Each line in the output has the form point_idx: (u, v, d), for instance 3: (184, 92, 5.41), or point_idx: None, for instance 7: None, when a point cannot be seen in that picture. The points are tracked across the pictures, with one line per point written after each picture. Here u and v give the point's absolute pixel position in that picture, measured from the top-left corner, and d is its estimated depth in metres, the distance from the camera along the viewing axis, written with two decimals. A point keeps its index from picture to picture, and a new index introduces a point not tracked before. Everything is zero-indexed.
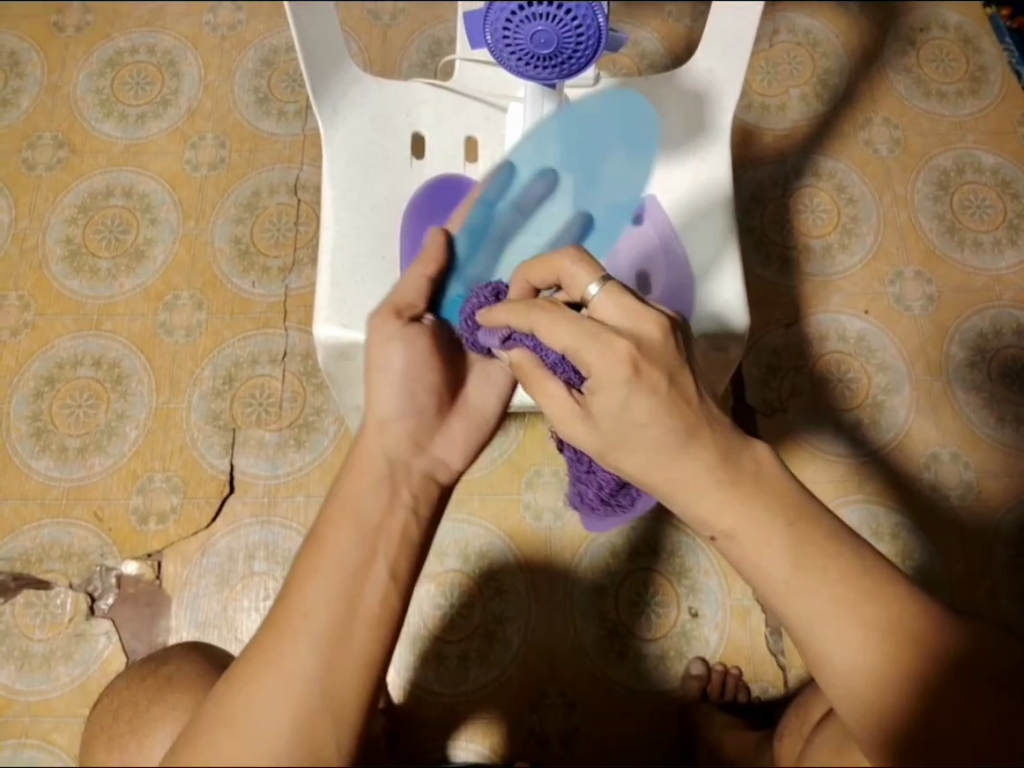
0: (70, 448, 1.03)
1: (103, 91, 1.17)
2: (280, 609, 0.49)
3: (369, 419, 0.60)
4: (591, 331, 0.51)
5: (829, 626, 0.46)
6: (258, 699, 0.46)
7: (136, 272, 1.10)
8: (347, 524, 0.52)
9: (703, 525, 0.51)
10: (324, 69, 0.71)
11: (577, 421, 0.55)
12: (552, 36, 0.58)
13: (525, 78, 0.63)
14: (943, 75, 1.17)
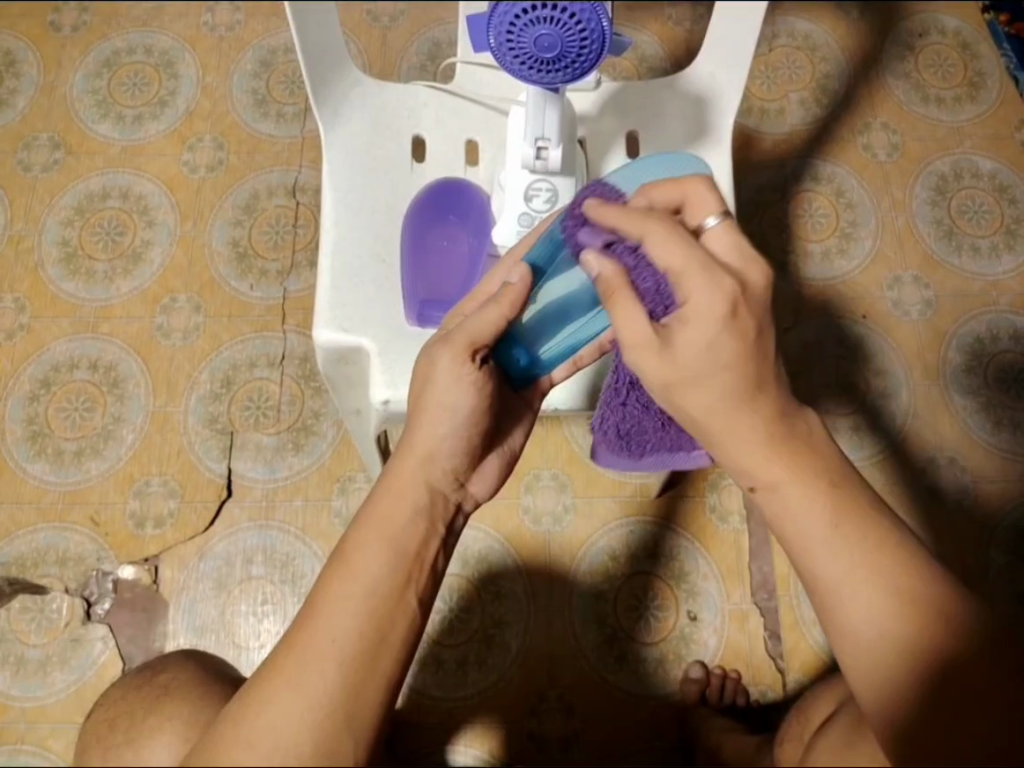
0: (67, 452, 1.02)
1: (100, 92, 1.17)
2: (299, 628, 0.50)
3: (417, 446, 0.57)
4: (703, 261, 0.48)
5: (847, 588, 0.48)
6: (276, 718, 0.47)
7: (132, 275, 1.09)
8: (371, 545, 0.52)
9: (746, 476, 0.52)
10: (326, 71, 0.71)
11: (648, 350, 0.49)
12: (556, 40, 0.58)
13: (528, 81, 0.63)
14: (941, 79, 1.18)
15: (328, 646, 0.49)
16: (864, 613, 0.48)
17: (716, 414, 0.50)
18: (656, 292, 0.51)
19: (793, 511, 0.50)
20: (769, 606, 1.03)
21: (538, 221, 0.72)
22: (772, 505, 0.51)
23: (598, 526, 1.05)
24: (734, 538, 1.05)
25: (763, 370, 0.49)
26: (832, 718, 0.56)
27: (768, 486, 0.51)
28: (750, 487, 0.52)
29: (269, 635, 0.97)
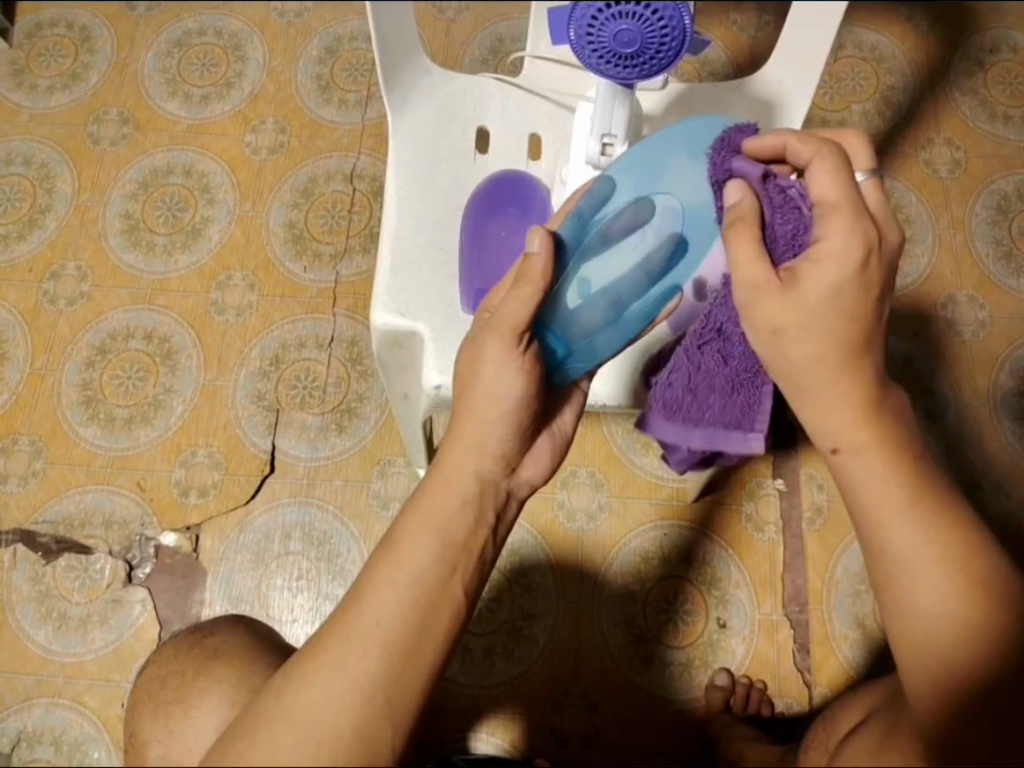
0: (118, 419, 1.05)
1: (170, 70, 1.20)
2: (344, 610, 0.51)
3: (467, 437, 0.57)
4: (858, 206, 0.50)
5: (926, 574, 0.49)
6: (319, 695, 0.48)
7: (191, 249, 1.12)
8: (421, 532, 0.53)
9: (829, 437, 0.52)
10: (397, 61, 0.71)
11: (771, 289, 0.50)
12: (636, 36, 0.59)
13: (606, 76, 0.63)
14: (1010, 98, 1.15)
15: (377, 628, 0.50)
16: (932, 600, 0.49)
17: (817, 377, 0.51)
18: (790, 237, 0.53)
19: (869, 478, 0.51)
20: (800, 618, 1.02)
21: None
22: (848, 471, 0.52)
23: (632, 526, 1.05)
24: (768, 549, 1.05)
25: (875, 327, 0.51)
26: (862, 726, 0.56)
27: (852, 450, 0.51)
28: (831, 449, 0.52)
29: (302, 610, 0.99)
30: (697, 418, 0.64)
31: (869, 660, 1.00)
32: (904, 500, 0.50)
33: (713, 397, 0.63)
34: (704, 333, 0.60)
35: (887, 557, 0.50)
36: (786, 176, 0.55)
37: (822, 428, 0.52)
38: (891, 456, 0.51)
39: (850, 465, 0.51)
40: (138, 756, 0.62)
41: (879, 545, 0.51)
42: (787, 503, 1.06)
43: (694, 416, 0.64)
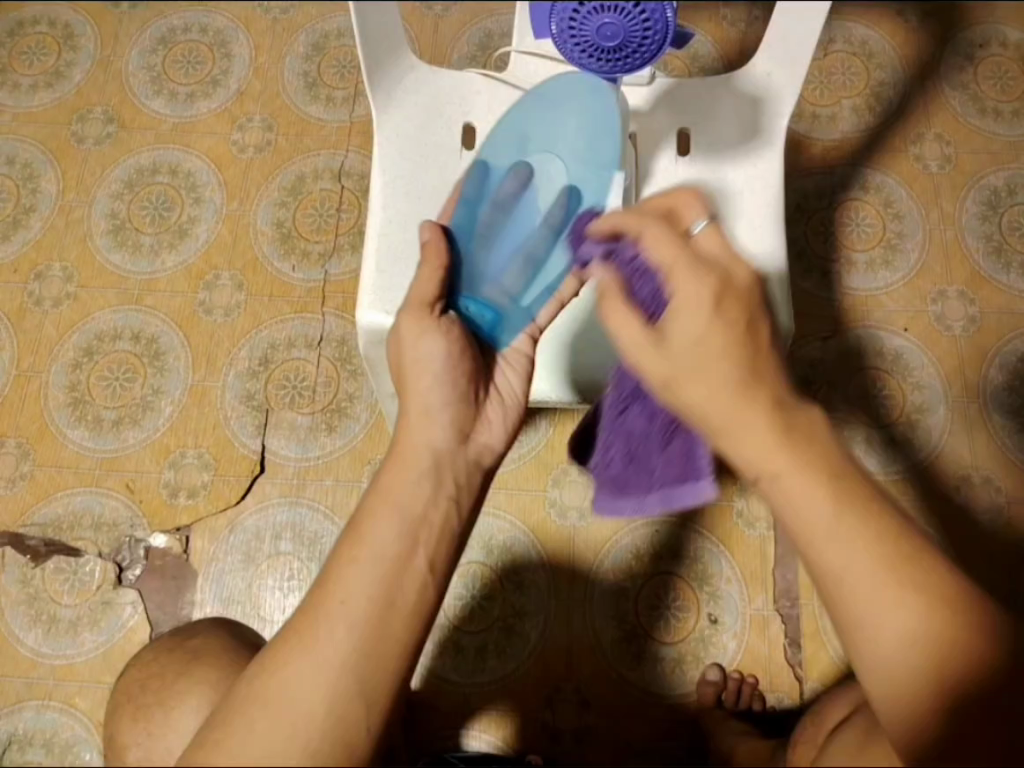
0: (106, 420, 1.05)
1: (155, 68, 1.18)
2: (313, 594, 0.51)
3: (411, 409, 0.59)
4: (691, 258, 0.52)
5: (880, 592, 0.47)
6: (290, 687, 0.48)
7: (178, 249, 1.11)
8: (384, 512, 0.53)
9: (752, 467, 0.50)
10: (383, 56, 0.70)
11: (646, 345, 0.52)
12: (619, 29, 0.57)
13: (588, 70, 0.62)
14: (1000, 92, 1.15)
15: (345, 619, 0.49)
16: (884, 627, 0.46)
17: (719, 417, 0.50)
18: (653, 299, 0.56)
19: (797, 499, 0.48)
20: (791, 614, 1.02)
21: None
22: (782, 494, 0.49)
23: (624, 523, 1.05)
24: (759, 545, 1.05)
25: (761, 358, 0.51)
26: (851, 719, 0.57)
27: (772, 475, 0.49)
28: (754, 481, 0.50)
29: (293, 610, 0.98)
30: (647, 481, 0.65)
31: None
32: (832, 511, 0.48)
33: (650, 461, 0.64)
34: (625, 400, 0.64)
35: (822, 570, 0.48)
36: (623, 245, 0.58)
37: (742, 453, 0.50)
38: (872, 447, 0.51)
39: (779, 484, 0.49)
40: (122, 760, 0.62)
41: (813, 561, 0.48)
42: None
43: (645, 483, 0.65)
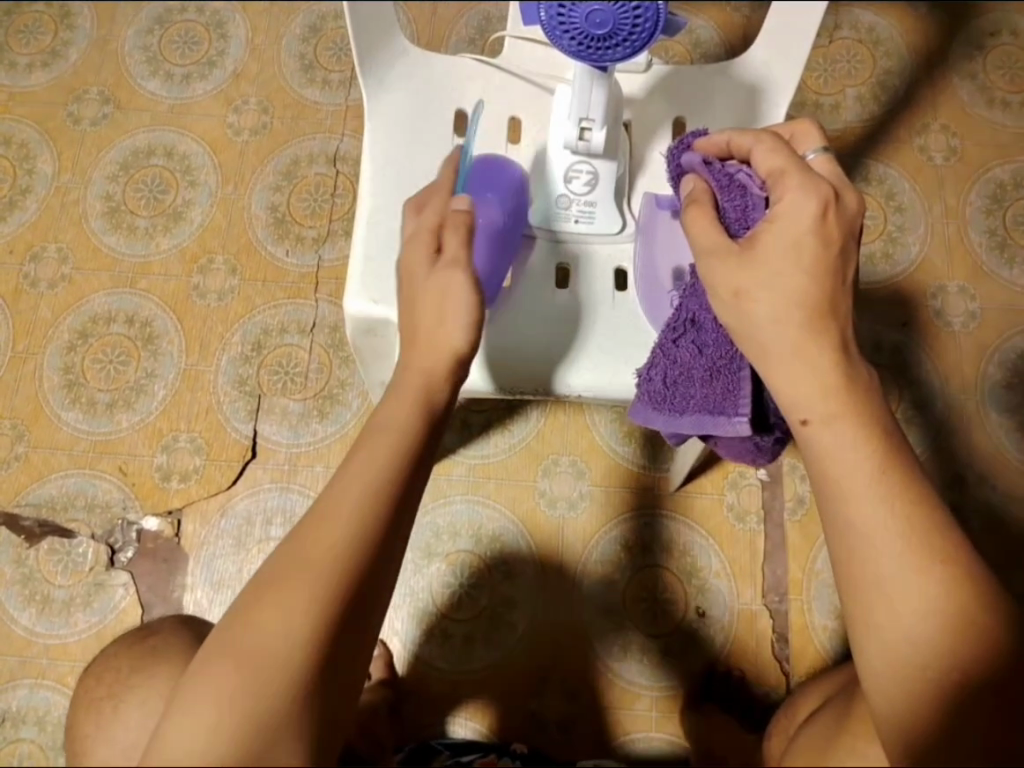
0: (100, 403, 1.05)
1: (151, 48, 1.17)
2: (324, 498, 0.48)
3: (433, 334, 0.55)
4: (804, 169, 0.53)
5: (900, 557, 0.45)
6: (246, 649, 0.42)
7: (173, 232, 1.11)
8: (359, 470, 0.48)
9: (800, 407, 0.49)
10: (372, 42, 0.69)
11: (729, 257, 0.52)
12: (609, 17, 0.55)
13: (578, 59, 0.60)
14: (1010, 82, 1.13)
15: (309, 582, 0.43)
16: (901, 586, 0.44)
17: (779, 344, 0.49)
18: (737, 214, 0.56)
19: (839, 450, 0.47)
20: (779, 608, 1.02)
21: (576, 205, 0.71)
22: (822, 445, 0.48)
23: (613, 514, 1.05)
24: (749, 538, 1.04)
25: (837, 294, 0.50)
26: (819, 713, 0.58)
27: (827, 418, 0.48)
28: (801, 422, 0.49)
29: None
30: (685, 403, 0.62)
31: (846, 649, 1.01)
32: (876, 474, 0.47)
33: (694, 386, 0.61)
34: (677, 328, 0.62)
35: (851, 533, 0.46)
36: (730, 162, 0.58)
37: (791, 399, 0.49)
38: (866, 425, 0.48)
39: (820, 435, 0.48)
40: None
41: (842, 524, 0.47)
42: (769, 494, 1.06)
43: (678, 407, 0.62)
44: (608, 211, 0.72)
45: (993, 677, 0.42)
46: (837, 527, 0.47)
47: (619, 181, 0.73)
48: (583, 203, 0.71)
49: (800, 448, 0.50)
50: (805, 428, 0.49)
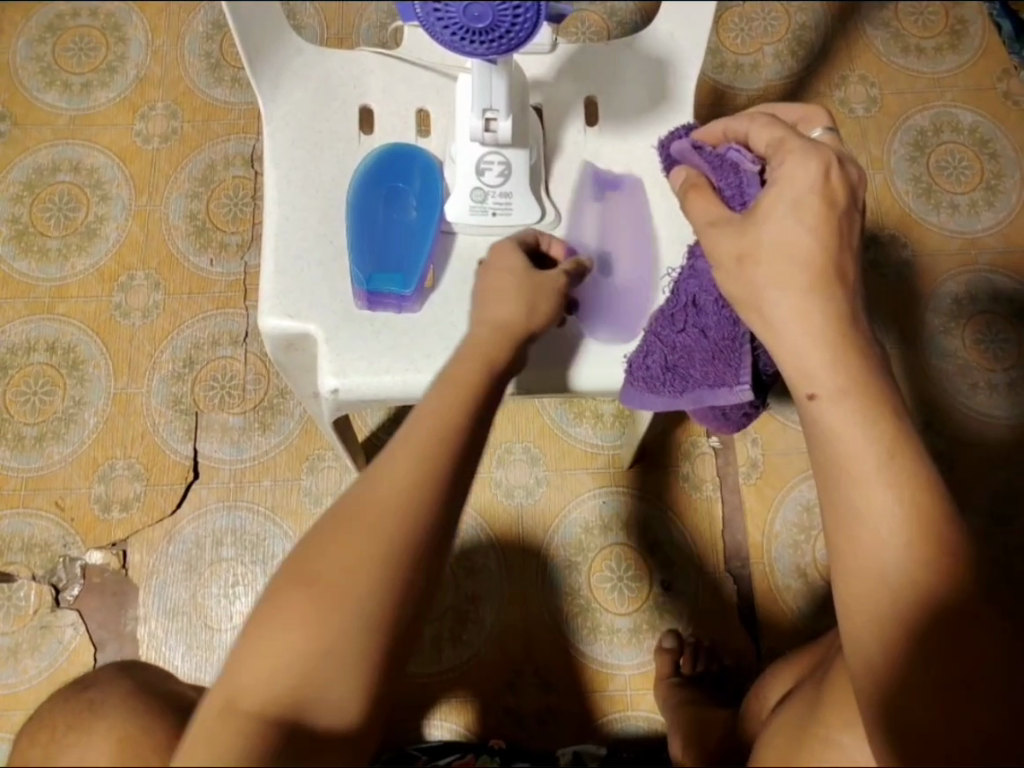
0: (28, 437, 1.00)
1: (45, 58, 1.11)
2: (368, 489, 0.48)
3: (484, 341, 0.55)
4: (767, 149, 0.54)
5: (900, 534, 0.43)
6: (301, 597, 0.44)
7: (88, 251, 1.05)
8: (410, 480, 0.48)
9: (808, 378, 0.47)
10: (262, 42, 0.66)
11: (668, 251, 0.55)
12: (487, 10, 0.53)
13: (461, 55, 0.57)
14: (922, 28, 1.13)
15: (361, 538, 0.46)
16: (898, 559, 0.43)
17: None
18: (730, 190, 0.56)
19: (842, 427, 0.46)
20: (742, 573, 1.03)
21: (491, 197, 0.68)
22: (826, 418, 0.46)
23: (569, 498, 1.04)
24: (707, 506, 1.04)
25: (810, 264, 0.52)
26: (793, 694, 0.58)
27: (833, 393, 0.46)
28: (807, 396, 0.47)
29: (240, 616, 0.96)
30: (683, 387, 0.63)
31: (812, 608, 1.01)
32: (881, 457, 0.45)
33: (692, 369, 0.62)
34: (675, 313, 0.62)
35: (855, 510, 0.44)
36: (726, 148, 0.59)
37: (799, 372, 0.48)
38: (863, 399, 0.46)
39: (828, 410, 0.46)
40: None
41: (847, 499, 0.45)
42: (723, 461, 1.06)
43: (680, 385, 0.63)
44: (525, 201, 0.69)
45: (982, 659, 0.41)
46: (838, 506, 0.45)
47: (534, 169, 0.70)
48: (498, 194, 0.68)
49: (802, 419, 0.48)
50: (811, 401, 0.47)
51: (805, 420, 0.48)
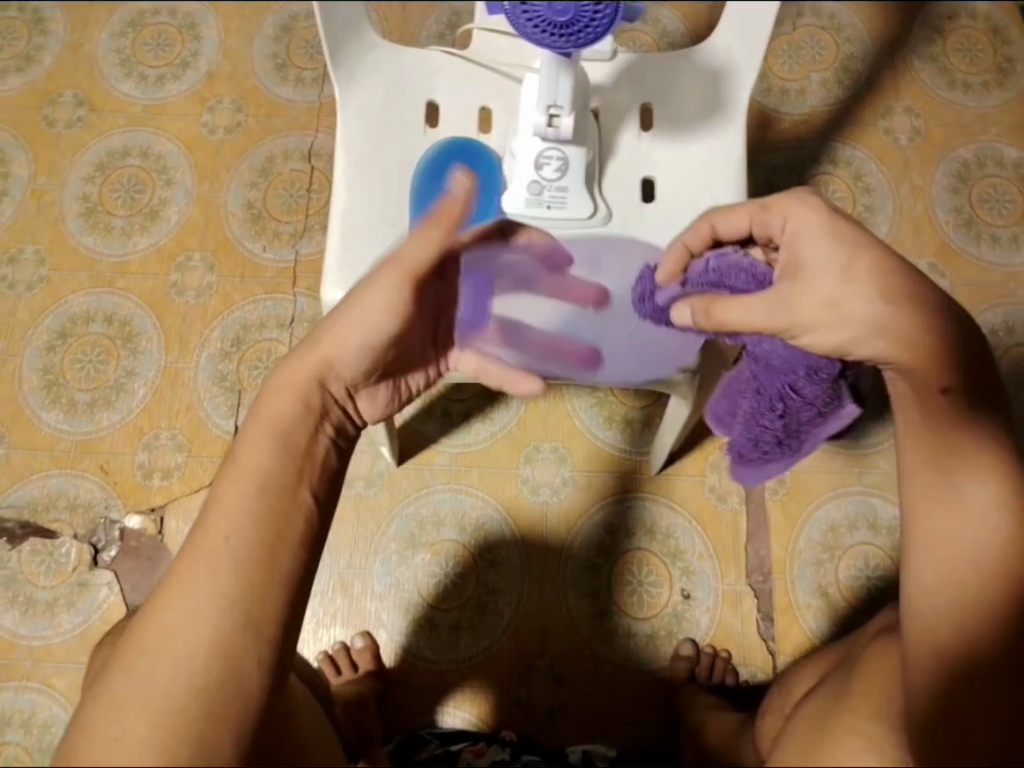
0: (80, 403, 1.05)
1: (124, 51, 1.18)
2: (192, 536, 0.47)
3: (316, 361, 0.54)
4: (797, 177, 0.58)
5: (992, 548, 0.50)
6: (130, 694, 0.42)
7: (150, 231, 1.11)
8: (232, 512, 0.47)
9: (945, 375, 0.53)
10: (343, 36, 0.70)
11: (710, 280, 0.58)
12: (569, 4, 0.57)
13: (542, 47, 0.61)
14: (970, 64, 1.15)
15: (188, 612, 0.44)
16: (978, 568, 0.49)
17: None
18: (748, 276, 0.60)
19: (967, 441, 0.53)
20: (763, 588, 1.03)
21: (547, 190, 0.72)
22: (944, 416, 0.53)
23: (596, 498, 1.06)
24: (731, 519, 1.05)
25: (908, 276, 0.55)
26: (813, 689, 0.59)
27: (959, 397, 0.53)
28: (943, 390, 0.53)
29: None
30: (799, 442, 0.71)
31: (831, 628, 1.02)
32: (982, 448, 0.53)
33: (801, 429, 0.68)
34: (773, 400, 0.65)
35: (969, 509, 0.51)
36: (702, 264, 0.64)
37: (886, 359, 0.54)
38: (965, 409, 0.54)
39: (952, 411, 0.53)
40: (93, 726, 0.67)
41: (957, 481, 0.52)
42: None
43: (796, 441, 0.71)
44: (580, 196, 0.73)
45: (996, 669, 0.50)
46: (952, 497, 0.51)
47: (589, 166, 0.74)
48: (554, 188, 0.72)
49: (924, 415, 0.54)
50: (944, 394, 0.53)
51: (924, 405, 0.54)
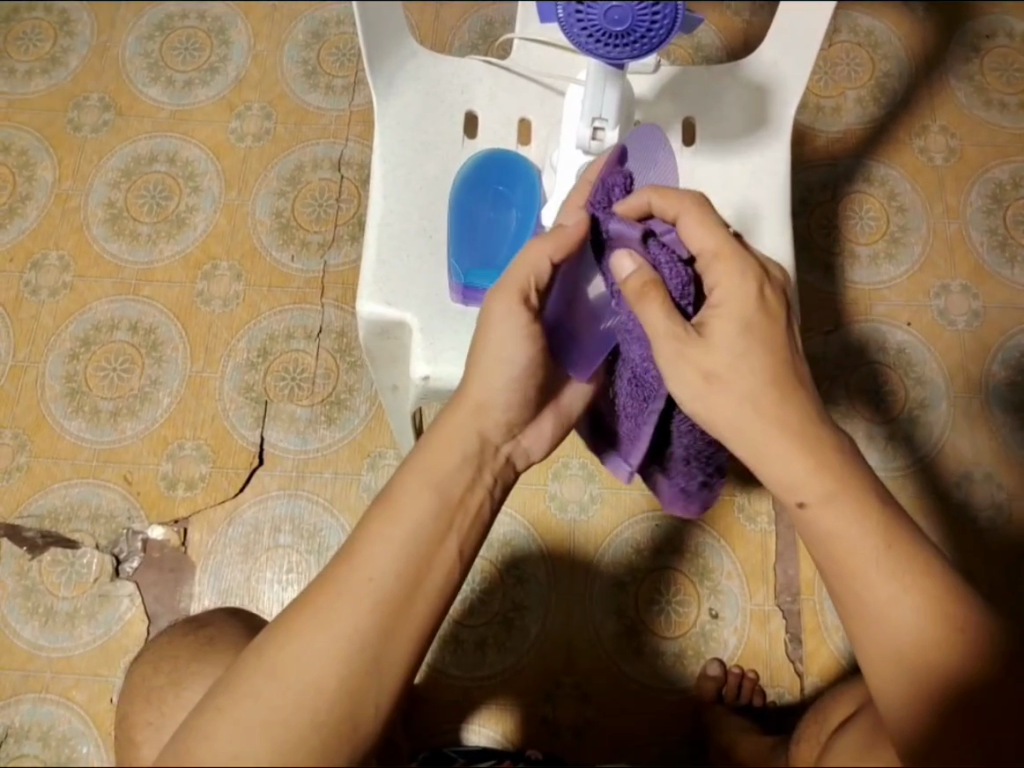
0: (104, 411, 1.04)
1: (152, 55, 1.17)
2: (336, 567, 0.50)
3: (471, 395, 0.56)
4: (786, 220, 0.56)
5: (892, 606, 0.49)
6: (253, 715, 0.45)
7: (176, 238, 1.10)
8: (387, 555, 0.50)
9: (796, 489, 0.51)
10: (383, 45, 0.69)
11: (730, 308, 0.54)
12: (626, 13, 0.56)
13: (596, 58, 0.60)
14: (1006, 84, 1.14)
15: (319, 647, 0.46)
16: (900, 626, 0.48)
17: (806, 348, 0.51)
18: (682, 288, 0.54)
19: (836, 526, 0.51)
20: (791, 609, 1.02)
21: None
22: (820, 523, 0.51)
23: (624, 516, 1.05)
24: (760, 539, 1.04)
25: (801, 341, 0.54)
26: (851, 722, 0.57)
27: (821, 500, 0.51)
28: (798, 503, 0.51)
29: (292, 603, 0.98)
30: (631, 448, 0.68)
31: None
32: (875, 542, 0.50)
33: None
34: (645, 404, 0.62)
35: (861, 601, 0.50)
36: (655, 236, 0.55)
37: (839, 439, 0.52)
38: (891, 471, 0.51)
39: (819, 512, 0.51)
40: (131, 740, 0.67)
41: (853, 597, 0.50)
42: None
43: None
44: None
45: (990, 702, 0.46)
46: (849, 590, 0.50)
47: None
48: None
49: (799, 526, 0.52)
50: (801, 507, 0.51)
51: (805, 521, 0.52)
